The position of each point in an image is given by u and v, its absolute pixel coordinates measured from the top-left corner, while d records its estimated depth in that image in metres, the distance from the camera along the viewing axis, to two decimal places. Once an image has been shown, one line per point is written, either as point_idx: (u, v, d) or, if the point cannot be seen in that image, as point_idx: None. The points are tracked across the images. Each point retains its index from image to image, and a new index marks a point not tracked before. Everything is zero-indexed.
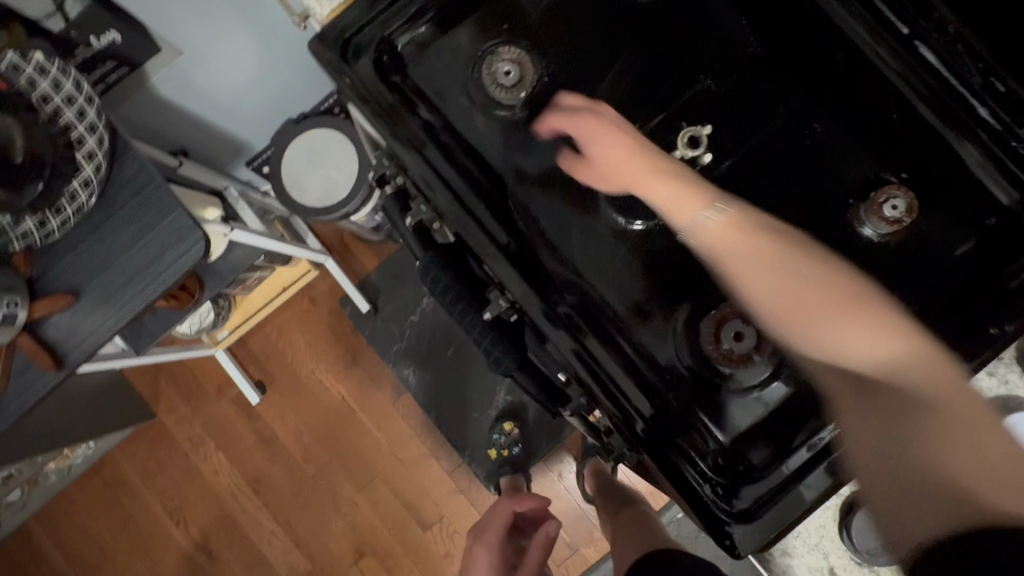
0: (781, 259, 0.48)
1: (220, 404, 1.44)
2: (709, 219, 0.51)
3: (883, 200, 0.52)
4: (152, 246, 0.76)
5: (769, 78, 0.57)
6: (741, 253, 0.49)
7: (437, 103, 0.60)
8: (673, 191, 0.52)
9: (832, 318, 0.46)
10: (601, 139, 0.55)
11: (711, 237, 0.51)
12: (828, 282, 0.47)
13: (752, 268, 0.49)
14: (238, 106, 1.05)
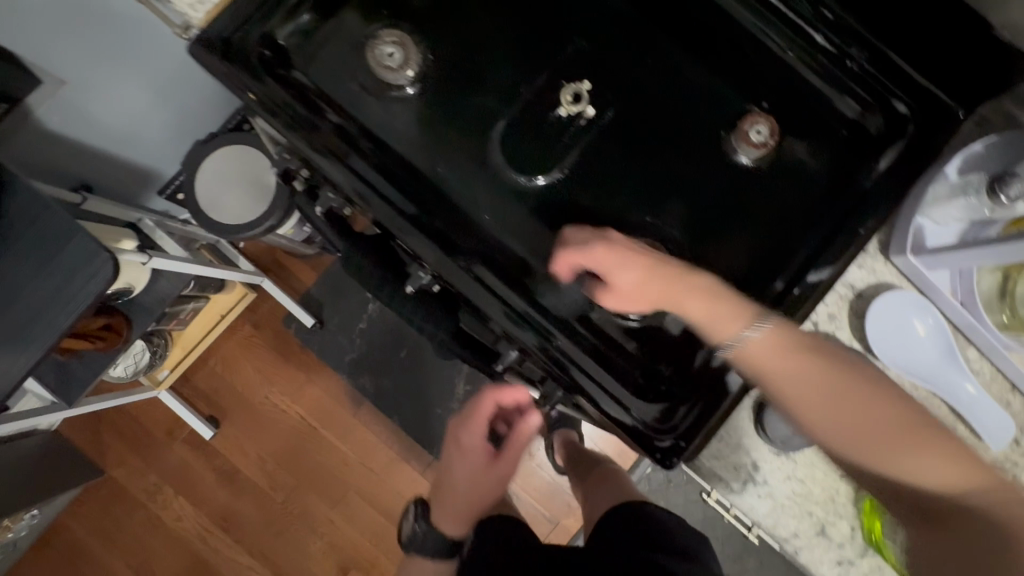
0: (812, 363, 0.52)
1: (172, 447, 1.39)
2: (749, 338, 0.52)
3: (749, 127, 0.59)
4: (62, 276, 0.64)
5: (639, 34, 0.62)
6: (808, 384, 0.52)
7: (326, 91, 0.61)
8: (715, 313, 0.53)
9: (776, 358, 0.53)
10: (624, 261, 0.54)
11: (760, 355, 0.52)
12: (850, 396, 0.51)
13: (808, 386, 0.52)
14: (135, 130, 0.99)
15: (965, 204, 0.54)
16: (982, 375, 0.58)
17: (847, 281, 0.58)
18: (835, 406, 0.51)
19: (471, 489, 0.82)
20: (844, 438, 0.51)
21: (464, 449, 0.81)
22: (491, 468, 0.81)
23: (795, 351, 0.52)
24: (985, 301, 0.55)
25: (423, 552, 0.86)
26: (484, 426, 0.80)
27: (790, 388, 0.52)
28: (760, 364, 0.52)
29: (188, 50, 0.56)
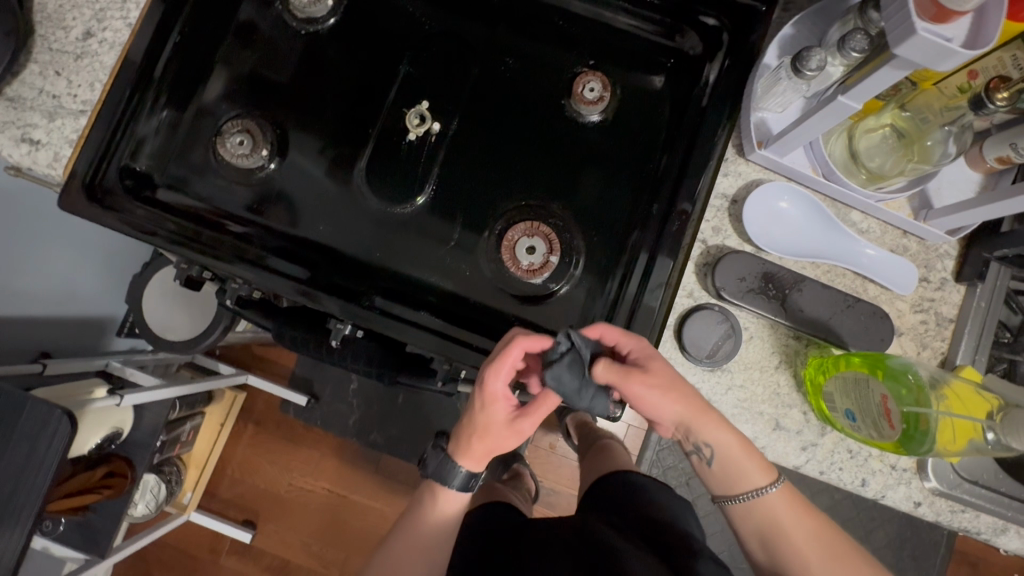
0: (822, 544, 0.56)
1: (220, 562, 1.42)
2: (769, 491, 0.57)
3: (582, 88, 0.62)
4: (16, 445, 0.67)
5: (457, 40, 0.66)
6: (798, 541, 0.56)
7: (200, 195, 0.65)
8: (749, 466, 0.57)
9: (793, 525, 0.56)
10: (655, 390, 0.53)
11: (774, 506, 0.57)
12: (850, 556, 0.55)
13: (797, 538, 0.56)
14: (71, 285, 1.04)
15: (786, 87, 0.55)
16: (872, 233, 0.60)
17: (719, 192, 0.61)
18: (819, 569, 0.55)
19: (485, 442, 0.56)
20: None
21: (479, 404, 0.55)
22: (509, 425, 0.55)
23: (802, 508, 0.57)
24: (840, 165, 0.58)
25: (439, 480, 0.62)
26: (506, 376, 0.52)
27: (790, 542, 0.56)
28: (766, 515, 0.57)
29: (61, 205, 0.59)
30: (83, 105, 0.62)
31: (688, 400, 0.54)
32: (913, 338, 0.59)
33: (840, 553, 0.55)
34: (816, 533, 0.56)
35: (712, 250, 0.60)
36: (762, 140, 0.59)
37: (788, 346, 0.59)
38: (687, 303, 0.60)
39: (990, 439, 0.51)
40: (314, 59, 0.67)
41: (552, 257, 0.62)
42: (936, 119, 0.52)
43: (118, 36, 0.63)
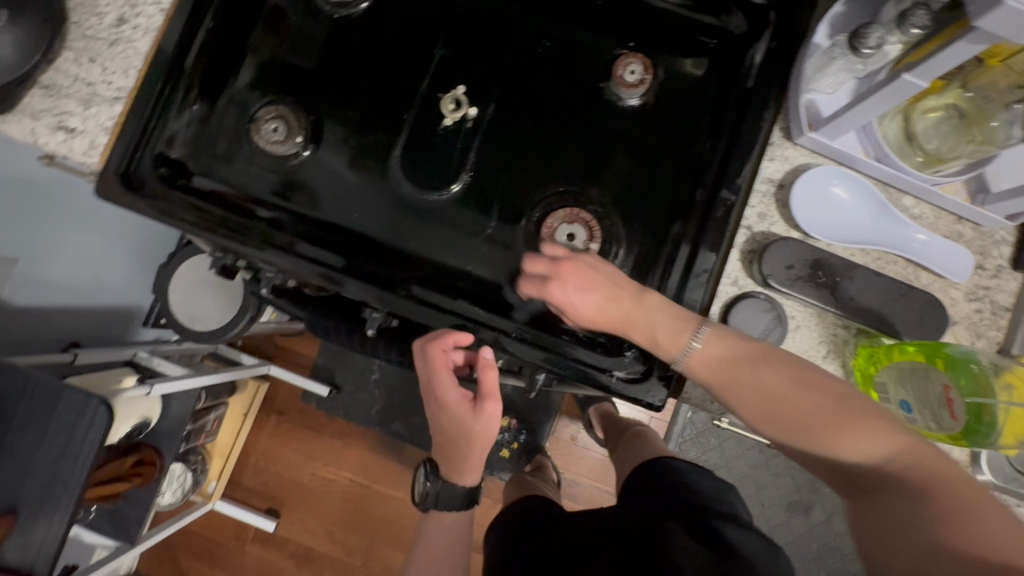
0: (776, 378, 0.50)
1: (244, 549, 1.44)
2: (696, 347, 0.52)
3: (622, 70, 0.61)
4: (55, 433, 0.67)
5: (493, 22, 0.65)
6: (748, 383, 0.50)
7: (238, 184, 0.64)
8: (664, 322, 0.53)
9: (739, 370, 0.51)
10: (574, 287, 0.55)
11: (710, 363, 0.52)
12: (807, 384, 0.49)
13: (751, 386, 0.50)
14: (99, 276, 1.04)
15: (840, 66, 0.53)
16: (925, 219, 0.58)
17: (765, 176, 0.59)
18: (780, 415, 0.49)
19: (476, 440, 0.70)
20: (792, 422, 0.49)
21: (447, 409, 0.68)
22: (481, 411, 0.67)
23: (740, 349, 0.51)
24: (895, 148, 0.55)
25: (444, 506, 0.79)
26: (449, 381, 0.64)
27: (740, 396, 0.51)
28: (707, 366, 0.52)
29: (98, 193, 0.59)
30: (118, 92, 0.61)
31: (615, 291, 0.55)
32: (968, 327, 0.58)
33: (791, 390, 0.49)
34: (775, 376, 0.50)
35: (758, 237, 0.58)
36: (813, 123, 0.57)
37: (836, 335, 0.57)
38: (732, 291, 0.58)
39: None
40: (346, 43, 0.66)
41: (592, 244, 0.61)
42: (1000, 98, 0.50)
43: (151, 21, 0.62)
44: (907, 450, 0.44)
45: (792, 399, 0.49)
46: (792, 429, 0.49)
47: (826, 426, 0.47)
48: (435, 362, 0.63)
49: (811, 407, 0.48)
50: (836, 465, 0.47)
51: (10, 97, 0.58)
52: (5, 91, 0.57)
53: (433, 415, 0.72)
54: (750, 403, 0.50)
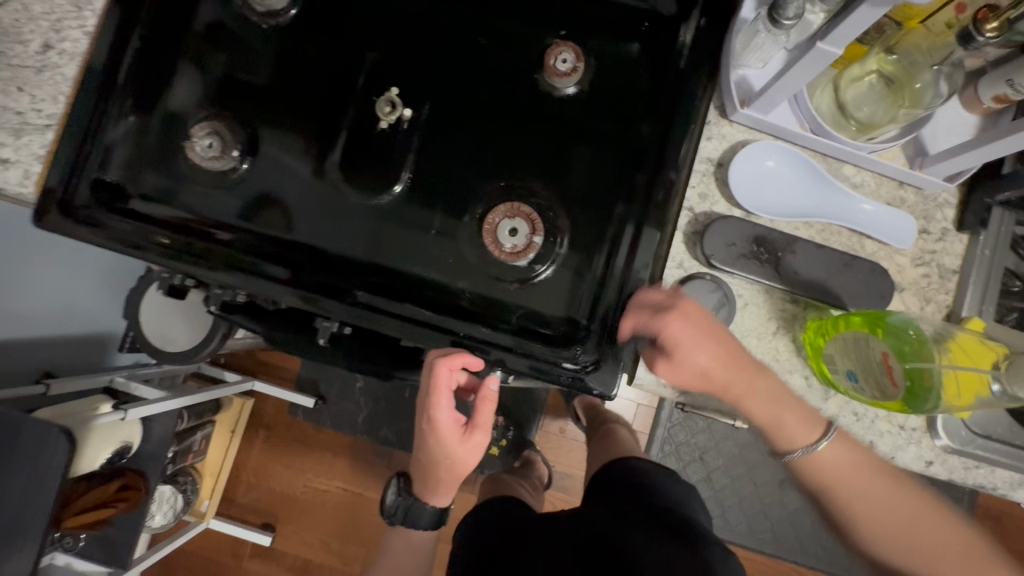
0: (895, 496, 0.54)
1: (243, 565, 1.44)
2: (821, 448, 0.55)
3: (554, 60, 0.60)
4: (18, 465, 0.67)
5: (421, 21, 0.64)
6: (863, 488, 0.54)
7: (179, 204, 0.63)
8: (792, 422, 0.55)
9: (868, 483, 0.54)
10: (693, 334, 0.55)
11: (825, 466, 0.55)
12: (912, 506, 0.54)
13: (869, 498, 0.55)
14: (67, 304, 1.04)
15: (765, 40, 0.53)
16: (867, 187, 0.58)
17: (703, 156, 0.59)
18: (880, 528, 0.55)
19: (459, 461, 0.79)
20: (884, 537, 0.54)
21: (436, 430, 0.74)
22: (467, 440, 0.75)
23: (863, 457, 0.55)
24: (828, 118, 0.55)
25: (411, 523, 0.94)
26: (445, 408, 0.71)
27: (860, 501, 0.55)
28: (825, 471, 0.55)
29: (36, 224, 0.59)
30: (49, 119, 0.61)
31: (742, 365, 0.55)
32: (916, 293, 0.57)
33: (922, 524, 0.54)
34: (879, 482, 0.54)
35: (700, 218, 0.58)
36: (745, 99, 0.57)
37: (785, 311, 0.57)
38: (678, 274, 0.58)
39: (994, 390, 0.49)
40: (277, 53, 0.65)
41: (536, 237, 0.60)
42: (925, 59, 0.52)
43: (78, 46, 0.62)
44: None
45: (918, 522, 0.54)
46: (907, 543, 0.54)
47: (931, 553, 0.53)
48: (441, 380, 0.65)
49: (910, 523, 0.54)
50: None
51: None
52: None
53: (421, 434, 0.78)
54: (860, 524, 0.55)
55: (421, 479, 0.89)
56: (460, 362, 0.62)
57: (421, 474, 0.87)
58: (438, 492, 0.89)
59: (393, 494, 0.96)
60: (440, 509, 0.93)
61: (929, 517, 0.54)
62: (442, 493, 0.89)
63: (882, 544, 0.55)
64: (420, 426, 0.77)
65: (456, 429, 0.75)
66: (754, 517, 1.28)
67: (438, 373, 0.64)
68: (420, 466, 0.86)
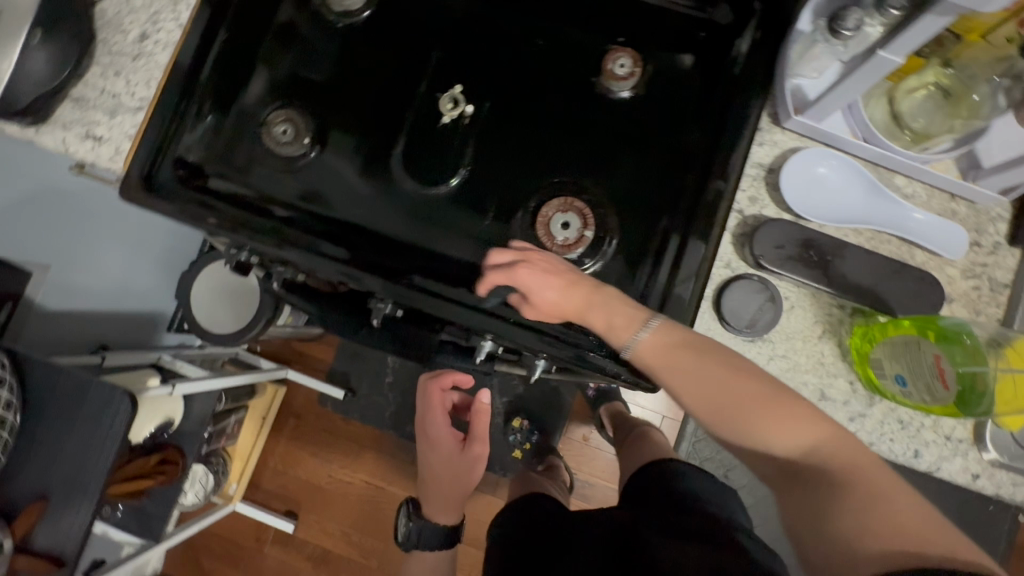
0: (728, 374, 0.52)
1: (264, 551, 1.47)
2: (642, 339, 0.54)
3: (612, 65, 0.63)
4: (84, 424, 0.72)
5: (486, 25, 0.68)
6: (689, 365, 0.53)
7: (250, 186, 0.68)
8: (620, 322, 0.55)
9: (701, 366, 0.53)
10: (543, 273, 0.56)
11: (653, 354, 0.54)
12: (742, 385, 0.52)
13: (699, 372, 0.53)
14: (126, 282, 1.09)
15: (823, 50, 0.54)
16: (917, 198, 0.59)
17: (755, 161, 0.60)
18: (722, 416, 0.52)
19: (462, 472, 0.96)
20: (728, 416, 0.52)
21: (439, 443, 0.95)
22: (467, 450, 0.94)
23: (680, 342, 0.54)
24: (883, 128, 0.57)
25: (424, 545, 0.98)
26: (445, 418, 0.93)
27: (681, 388, 0.54)
28: (652, 356, 0.54)
29: (121, 194, 0.62)
30: (141, 102, 0.66)
31: (563, 279, 0.56)
32: (966, 305, 0.57)
33: (718, 378, 0.52)
34: (716, 363, 0.53)
35: (750, 220, 0.59)
36: (799, 107, 0.58)
37: (832, 315, 0.58)
38: (725, 274, 0.59)
39: None
40: (349, 49, 0.69)
41: (587, 232, 0.62)
42: (983, 72, 0.52)
43: (171, 36, 0.67)
44: (846, 457, 0.48)
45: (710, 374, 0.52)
46: (714, 403, 0.52)
47: (759, 410, 0.51)
48: (436, 399, 0.91)
49: (747, 397, 0.51)
50: (752, 446, 0.52)
51: (43, 109, 0.64)
52: (37, 104, 0.62)
53: (424, 452, 0.97)
54: (697, 407, 0.53)
55: (430, 497, 0.98)
56: (450, 382, 0.87)
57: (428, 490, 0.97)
58: (445, 510, 0.99)
59: (405, 518, 1.02)
60: (450, 527, 0.99)
61: (767, 393, 0.51)
62: (449, 512, 0.99)
63: (718, 418, 0.52)
64: (423, 442, 0.97)
65: (454, 442, 0.95)
66: (778, 538, 1.26)
67: (432, 391, 0.91)
68: (424, 482, 1.00)
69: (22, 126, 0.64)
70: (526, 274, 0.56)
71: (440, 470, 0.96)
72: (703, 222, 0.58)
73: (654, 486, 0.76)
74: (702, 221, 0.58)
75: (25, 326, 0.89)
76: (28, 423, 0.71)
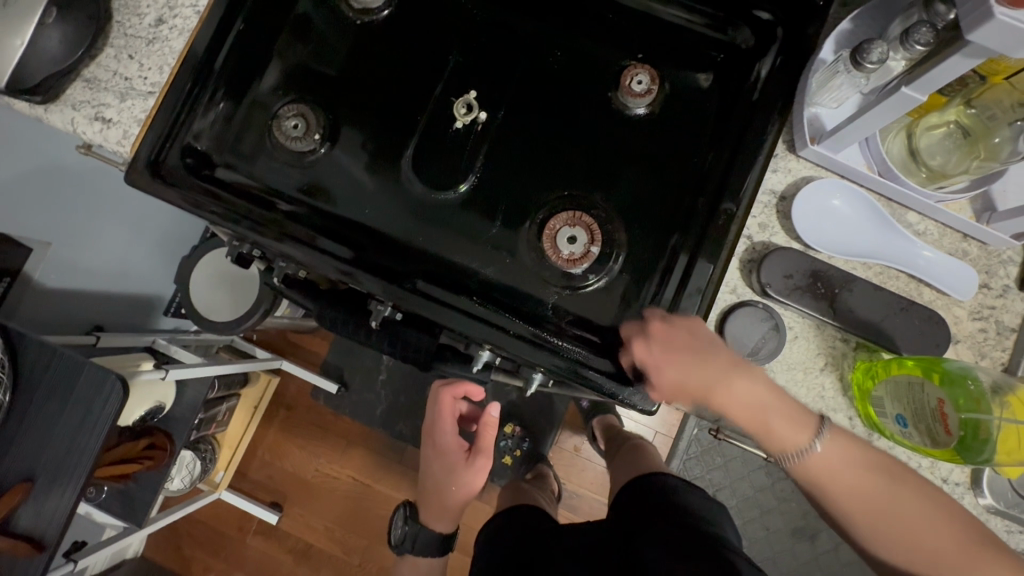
0: (916, 503, 0.51)
1: (247, 541, 1.46)
2: (816, 449, 0.53)
3: (629, 80, 0.62)
4: (73, 406, 0.71)
5: (504, 32, 0.67)
6: (862, 480, 0.52)
7: (257, 178, 0.67)
8: (781, 422, 0.54)
9: (877, 477, 0.52)
10: (658, 347, 0.55)
11: (822, 463, 0.53)
12: (927, 509, 0.51)
13: (871, 486, 0.52)
14: (126, 263, 1.09)
15: (842, 81, 0.54)
16: (929, 236, 0.58)
17: (767, 188, 0.60)
18: (897, 529, 0.51)
19: (463, 483, 1.02)
20: (903, 536, 0.51)
21: (447, 452, 1.03)
22: (471, 463, 1.00)
23: (861, 454, 0.53)
24: (899, 164, 0.56)
25: (420, 550, 1.07)
26: (452, 427, 1.01)
27: (865, 514, 0.52)
28: (826, 471, 0.53)
29: (127, 180, 0.62)
30: (152, 87, 0.66)
31: (713, 361, 0.54)
32: (970, 347, 0.57)
33: (885, 486, 0.51)
34: (889, 474, 0.52)
35: (758, 247, 0.59)
36: (815, 136, 0.58)
37: (834, 348, 0.58)
38: (729, 299, 0.59)
39: None
40: (365, 47, 0.69)
41: (593, 248, 0.62)
42: (1005, 116, 0.50)
43: (187, 22, 0.67)
44: None
45: (878, 485, 0.52)
46: (872, 506, 0.52)
47: (955, 546, 0.49)
48: (448, 407, 1.00)
49: (931, 519, 0.50)
50: (928, 571, 0.51)
51: (53, 88, 0.63)
52: (47, 83, 0.62)
53: (430, 460, 1.07)
54: (865, 515, 0.52)
55: (428, 504, 1.06)
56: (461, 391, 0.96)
57: (428, 496, 1.05)
58: (441, 520, 1.06)
59: (402, 522, 1.09)
60: (444, 535, 1.07)
61: (951, 519, 0.50)
62: (445, 521, 1.06)
63: (894, 537, 0.51)
64: (430, 449, 1.06)
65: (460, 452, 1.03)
66: (763, 563, 1.25)
67: (445, 398, 0.99)
68: (427, 491, 1.07)
69: (32, 104, 0.64)
70: (670, 356, 0.55)
71: (442, 480, 1.03)
72: (711, 245, 0.57)
73: (650, 499, 0.75)
74: (709, 244, 0.58)
75: (21, 303, 0.88)
76: (17, 402, 0.71)
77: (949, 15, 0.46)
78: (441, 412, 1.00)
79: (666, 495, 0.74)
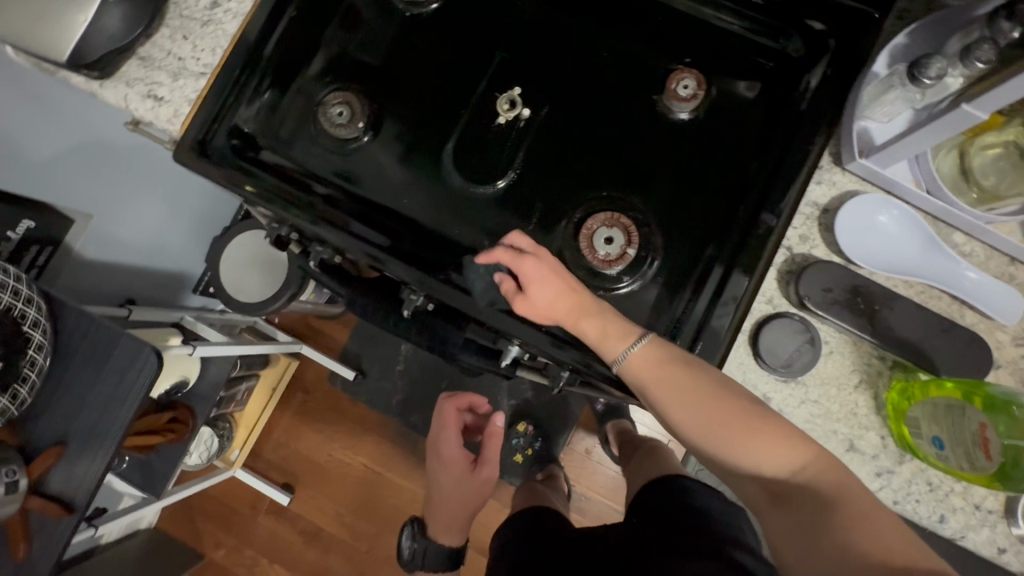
0: (715, 394, 0.51)
1: (258, 520, 1.49)
2: (633, 351, 0.54)
3: (675, 85, 0.62)
4: (109, 375, 0.73)
5: (551, 31, 0.67)
6: (668, 380, 0.53)
7: (299, 163, 0.68)
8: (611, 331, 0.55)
9: (693, 395, 0.52)
10: (542, 275, 0.56)
11: (642, 364, 0.54)
12: (723, 397, 0.51)
13: (685, 395, 0.52)
14: (161, 239, 1.11)
15: (896, 96, 0.53)
16: (975, 257, 0.57)
17: (810, 200, 0.59)
18: (698, 419, 0.52)
19: (471, 494, 1.05)
20: (710, 434, 0.51)
21: (451, 462, 1.05)
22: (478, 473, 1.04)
23: (669, 363, 0.53)
24: (950, 182, 0.55)
25: (430, 565, 1.07)
26: (456, 439, 1.06)
27: (671, 407, 0.53)
28: (643, 373, 0.54)
29: (176, 159, 0.64)
30: (204, 68, 0.67)
31: (575, 300, 0.56)
32: (1012, 373, 0.56)
33: (709, 402, 0.51)
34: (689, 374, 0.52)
35: (798, 258, 0.58)
36: (863, 150, 0.57)
37: (872, 366, 0.57)
38: (765, 310, 0.58)
39: None
40: (412, 39, 0.69)
41: (630, 250, 0.62)
42: None
43: (241, 7, 0.68)
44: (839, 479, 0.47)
45: (709, 406, 0.51)
46: (703, 422, 0.52)
47: (740, 420, 0.50)
48: (450, 416, 1.09)
49: (723, 401, 0.51)
50: (747, 472, 0.51)
51: (109, 65, 0.65)
52: (105, 59, 0.63)
53: (435, 471, 1.07)
54: (689, 425, 0.53)
55: (436, 518, 1.06)
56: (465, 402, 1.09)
57: (436, 509, 1.05)
58: (451, 532, 1.07)
59: (410, 538, 1.09)
60: (455, 548, 1.08)
61: (744, 403, 0.51)
62: (454, 533, 1.07)
63: (712, 442, 0.52)
64: (434, 460, 1.08)
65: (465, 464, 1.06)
66: None
67: (448, 410, 1.09)
68: (433, 502, 1.07)
69: (88, 79, 0.66)
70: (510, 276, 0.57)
71: (449, 490, 1.05)
72: (749, 252, 0.57)
73: (666, 505, 0.75)
74: (746, 252, 0.57)
75: (61, 272, 0.90)
76: (57, 367, 0.73)
77: (1012, 33, 0.45)
78: (445, 420, 1.07)
79: (686, 499, 0.73)
